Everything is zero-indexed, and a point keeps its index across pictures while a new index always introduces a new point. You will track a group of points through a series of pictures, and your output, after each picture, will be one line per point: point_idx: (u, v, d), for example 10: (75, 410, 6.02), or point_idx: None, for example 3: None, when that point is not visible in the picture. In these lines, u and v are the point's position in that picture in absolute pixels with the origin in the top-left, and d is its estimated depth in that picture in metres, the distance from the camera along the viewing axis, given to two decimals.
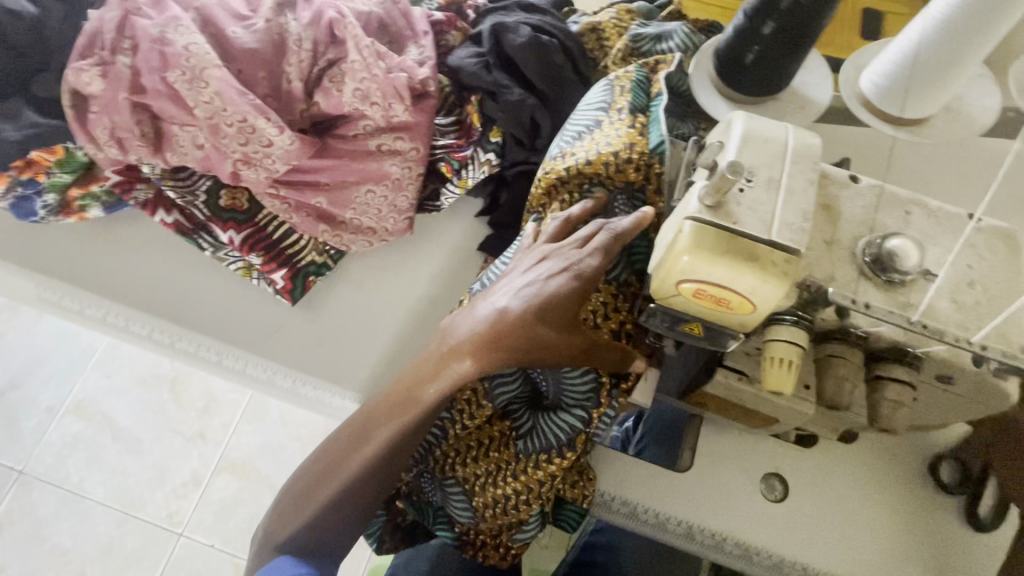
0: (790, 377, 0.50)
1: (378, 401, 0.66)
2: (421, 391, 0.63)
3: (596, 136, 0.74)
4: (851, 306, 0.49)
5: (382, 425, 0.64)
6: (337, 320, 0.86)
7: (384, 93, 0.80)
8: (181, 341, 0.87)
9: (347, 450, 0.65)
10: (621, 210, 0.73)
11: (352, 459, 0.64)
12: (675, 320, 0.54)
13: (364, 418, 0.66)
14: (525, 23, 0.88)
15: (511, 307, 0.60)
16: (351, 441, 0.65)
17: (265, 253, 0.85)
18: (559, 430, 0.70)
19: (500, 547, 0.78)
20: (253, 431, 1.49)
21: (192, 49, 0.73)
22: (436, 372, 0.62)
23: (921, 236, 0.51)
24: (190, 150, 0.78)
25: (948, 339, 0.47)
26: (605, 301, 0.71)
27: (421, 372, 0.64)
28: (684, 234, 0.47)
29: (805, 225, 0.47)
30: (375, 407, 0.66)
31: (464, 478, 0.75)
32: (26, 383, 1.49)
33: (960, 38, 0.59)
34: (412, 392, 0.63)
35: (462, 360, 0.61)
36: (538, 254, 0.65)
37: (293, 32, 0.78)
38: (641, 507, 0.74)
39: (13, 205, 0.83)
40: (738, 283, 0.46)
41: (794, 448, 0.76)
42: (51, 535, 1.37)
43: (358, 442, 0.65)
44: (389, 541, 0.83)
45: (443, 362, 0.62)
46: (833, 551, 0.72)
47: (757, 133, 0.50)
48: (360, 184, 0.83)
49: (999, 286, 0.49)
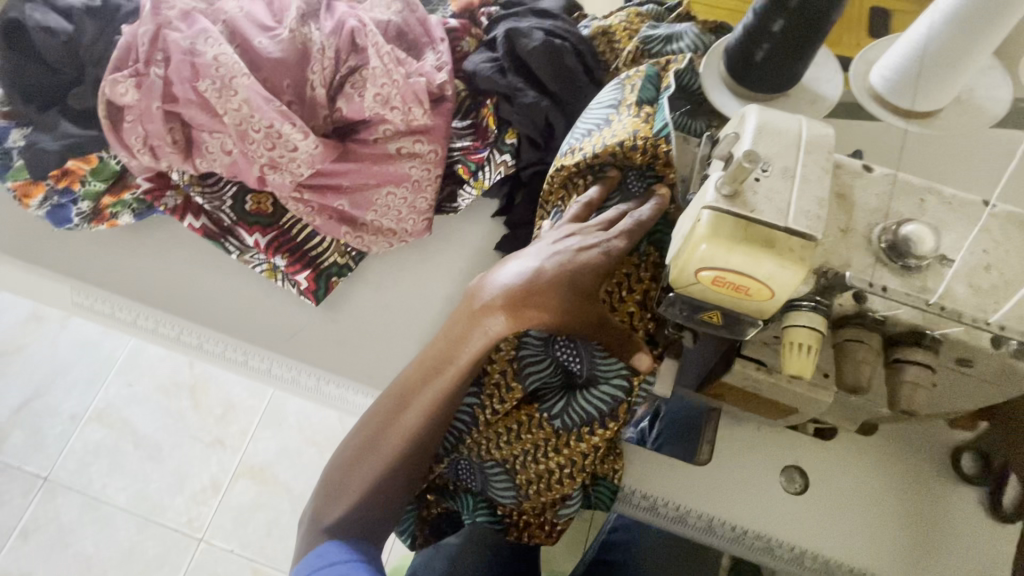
0: (811, 362, 0.50)
1: (412, 368, 0.68)
2: (456, 352, 0.65)
3: (605, 131, 0.74)
4: (868, 290, 0.50)
5: (420, 391, 0.66)
6: (358, 319, 0.88)
7: (403, 98, 0.82)
8: (208, 342, 0.90)
9: (386, 422, 0.66)
10: (636, 188, 0.75)
11: (391, 433, 0.66)
12: (694, 308, 0.55)
13: (400, 389, 0.67)
14: (539, 28, 0.90)
15: (544, 268, 0.64)
16: (389, 412, 0.67)
17: (289, 256, 0.87)
18: (600, 403, 0.73)
19: (545, 526, 0.81)
20: (271, 437, 1.51)
21: (221, 59, 0.76)
22: (467, 333, 0.64)
23: (936, 222, 0.52)
24: (218, 156, 0.81)
25: (965, 319, 0.49)
26: (628, 273, 0.73)
27: (453, 333, 0.66)
28: (702, 223, 0.48)
29: (820, 213, 0.48)
30: (409, 377, 0.67)
31: (503, 459, 0.76)
32: (50, 393, 1.52)
33: (964, 38, 0.61)
34: (445, 353, 0.66)
35: (495, 316, 0.63)
36: (566, 230, 0.69)
37: (316, 41, 0.81)
38: (660, 500, 0.75)
39: (49, 212, 0.85)
40: (757, 269, 0.47)
41: (815, 440, 0.76)
42: (74, 541, 1.40)
43: (397, 412, 0.66)
44: (421, 536, 0.85)
45: (474, 320, 0.64)
46: (859, 545, 0.72)
47: (772, 125, 0.51)
48: (380, 186, 0.85)
49: (1016, 270, 0.50)
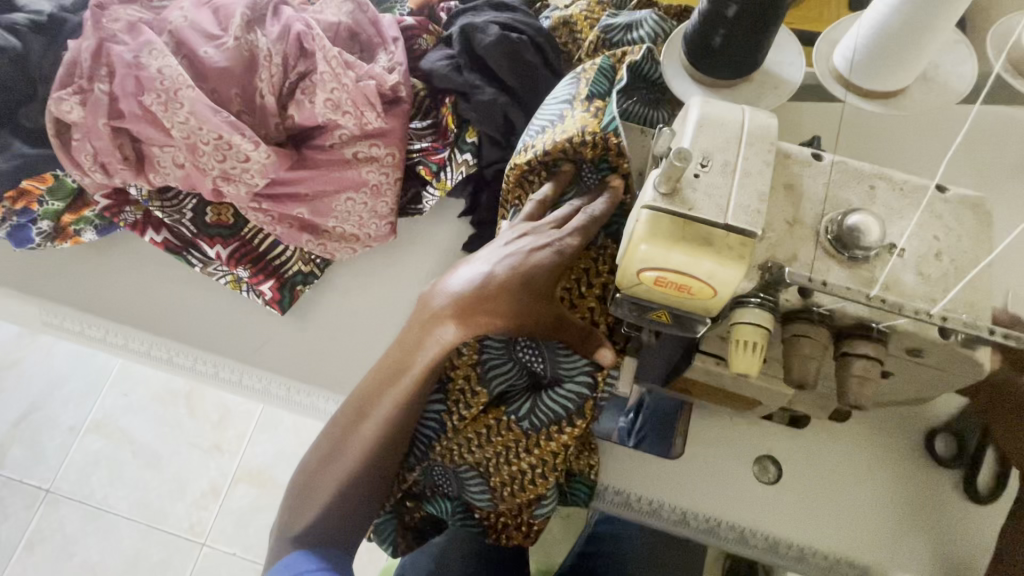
0: (756, 360, 0.49)
1: (370, 378, 0.67)
2: (411, 359, 0.65)
3: (557, 128, 0.73)
4: (812, 285, 0.49)
5: (379, 399, 0.66)
6: (325, 327, 0.88)
7: (355, 102, 0.81)
8: (177, 355, 0.89)
9: (347, 432, 0.67)
10: (591, 180, 0.73)
11: (354, 442, 0.66)
12: (642, 309, 0.54)
13: (359, 399, 0.67)
14: (494, 22, 0.87)
15: (495, 272, 0.62)
16: (349, 422, 0.67)
17: (252, 267, 0.86)
18: (566, 401, 0.72)
19: (523, 527, 0.81)
20: (268, 440, 1.52)
21: (165, 72, 0.75)
22: (421, 341, 0.64)
23: (886, 212, 0.51)
24: (172, 171, 0.80)
25: (907, 311, 0.48)
26: (586, 267, 0.73)
27: (408, 341, 0.65)
28: (640, 223, 0.47)
29: (761, 208, 0.47)
30: (367, 386, 0.67)
31: (476, 463, 0.76)
32: (48, 405, 1.53)
33: (921, 15, 0.58)
34: (402, 360, 0.65)
35: (446, 325, 0.62)
36: (519, 229, 0.67)
37: (263, 48, 0.79)
38: (633, 494, 0.76)
39: (11, 233, 0.85)
40: (695, 269, 0.46)
41: (788, 430, 0.75)
42: (79, 550, 1.42)
43: (356, 421, 0.67)
44: (402, 544, 0.84)
45: (426, 329, 0.63)
46: (835, 532, 0.72)
47: (712, 119, 0.50)
48: (339, 193, 0.84)
49: (965, 256, 0.49)
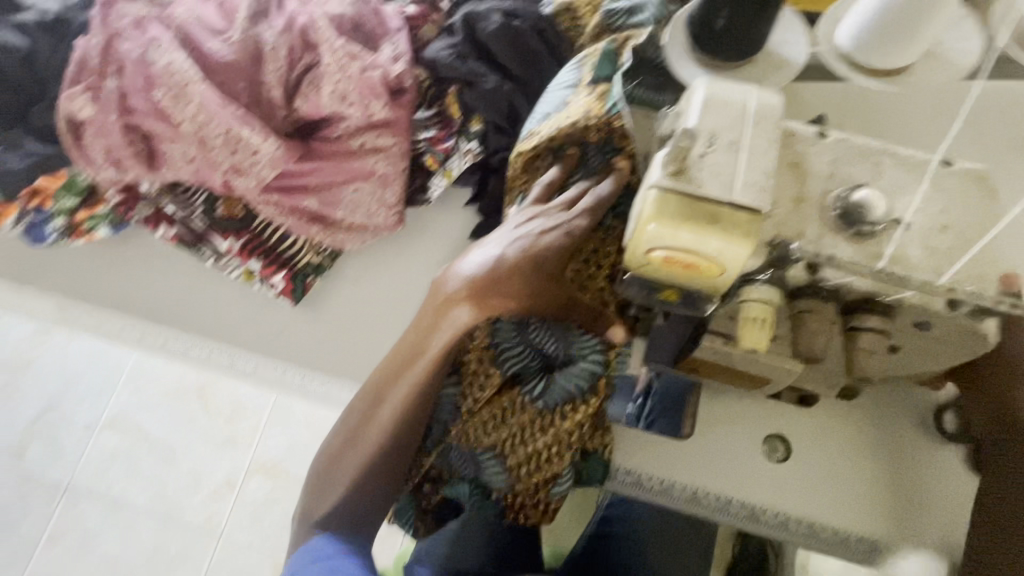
0: (766, 334, 0.51)
1: (387, 363, 0.69)
2: (427, 342, 0.66)
3: (561, 112, 0.73)
4: (818, 259, 0.50)
5: (396, 383, 0.67)
6: (338, 317, 0.89)
7: (360, 92, 0.83)
8: (193, 348, 0.91)
9: (365, 417, 0.68)
10: (597, 163, 0.74)
11: (372, 426, 0.68)
12: (651, 288, 0.56)
13: (376, 383, 0.68)
14: (496, 10, 0.89)
15: (506, 255, 0.65)
16: (367, 407, 0.68)
17: (265, 258, 0.88)
18: (580, 380, 0.73)
19: (540, 506, 0.81)
20: (280, 433, 1.55)
21: (174, 67, 0.78)
22: (435, 324, 0.65)
23: (890, 187, 0.51)
24: (181, 164, 0.81)
25: (916, 283, 0.49)
26: (595, 248, 0.73)
27: (424, 324, 0.66)
28: (647, 203, 0.48)
29: (766, 184, 0.48)
30: (383, 370, 0.68)
31: (491, 445, 0.77)
32: (63, 403, 1.56)
33: None
34: (417, 344, 0.66)
35: (460, 307, 0.64)
36: (529, 213, 0.69)
37: (268, 42, 0.81)
38: (645, 475, 0.75)
39: (26, 230, 0.86)
40: (702, 246, 0.47)
41: (799, 409, 0.76)
42: (100, 543, 1.45)
43: (374, 406, 0.68)
44: (422, 525, 0.87)
45: (441, 312, 0.65)
46: (844, 507, 0.73)
47: (718, 98, 0.50)
48: (348, 183, 0.85)
49: (970, 229, 0.50)
